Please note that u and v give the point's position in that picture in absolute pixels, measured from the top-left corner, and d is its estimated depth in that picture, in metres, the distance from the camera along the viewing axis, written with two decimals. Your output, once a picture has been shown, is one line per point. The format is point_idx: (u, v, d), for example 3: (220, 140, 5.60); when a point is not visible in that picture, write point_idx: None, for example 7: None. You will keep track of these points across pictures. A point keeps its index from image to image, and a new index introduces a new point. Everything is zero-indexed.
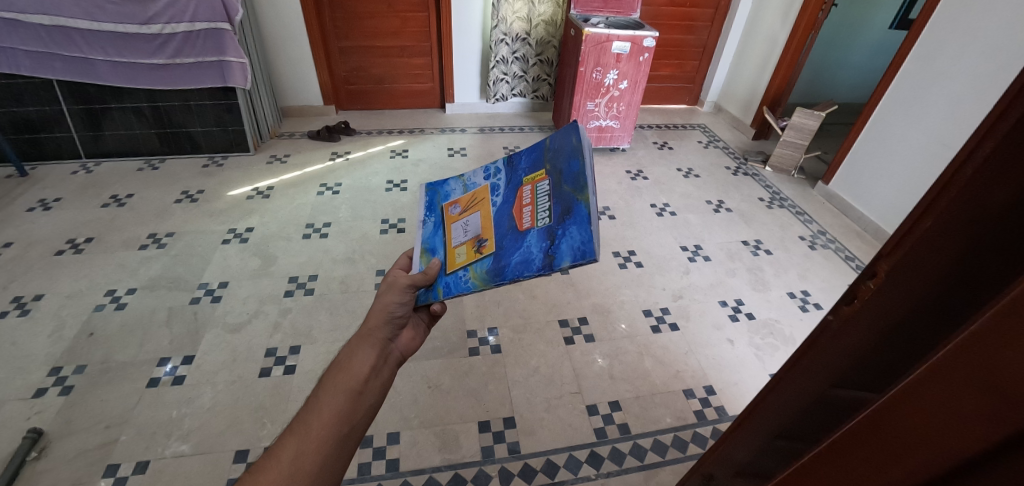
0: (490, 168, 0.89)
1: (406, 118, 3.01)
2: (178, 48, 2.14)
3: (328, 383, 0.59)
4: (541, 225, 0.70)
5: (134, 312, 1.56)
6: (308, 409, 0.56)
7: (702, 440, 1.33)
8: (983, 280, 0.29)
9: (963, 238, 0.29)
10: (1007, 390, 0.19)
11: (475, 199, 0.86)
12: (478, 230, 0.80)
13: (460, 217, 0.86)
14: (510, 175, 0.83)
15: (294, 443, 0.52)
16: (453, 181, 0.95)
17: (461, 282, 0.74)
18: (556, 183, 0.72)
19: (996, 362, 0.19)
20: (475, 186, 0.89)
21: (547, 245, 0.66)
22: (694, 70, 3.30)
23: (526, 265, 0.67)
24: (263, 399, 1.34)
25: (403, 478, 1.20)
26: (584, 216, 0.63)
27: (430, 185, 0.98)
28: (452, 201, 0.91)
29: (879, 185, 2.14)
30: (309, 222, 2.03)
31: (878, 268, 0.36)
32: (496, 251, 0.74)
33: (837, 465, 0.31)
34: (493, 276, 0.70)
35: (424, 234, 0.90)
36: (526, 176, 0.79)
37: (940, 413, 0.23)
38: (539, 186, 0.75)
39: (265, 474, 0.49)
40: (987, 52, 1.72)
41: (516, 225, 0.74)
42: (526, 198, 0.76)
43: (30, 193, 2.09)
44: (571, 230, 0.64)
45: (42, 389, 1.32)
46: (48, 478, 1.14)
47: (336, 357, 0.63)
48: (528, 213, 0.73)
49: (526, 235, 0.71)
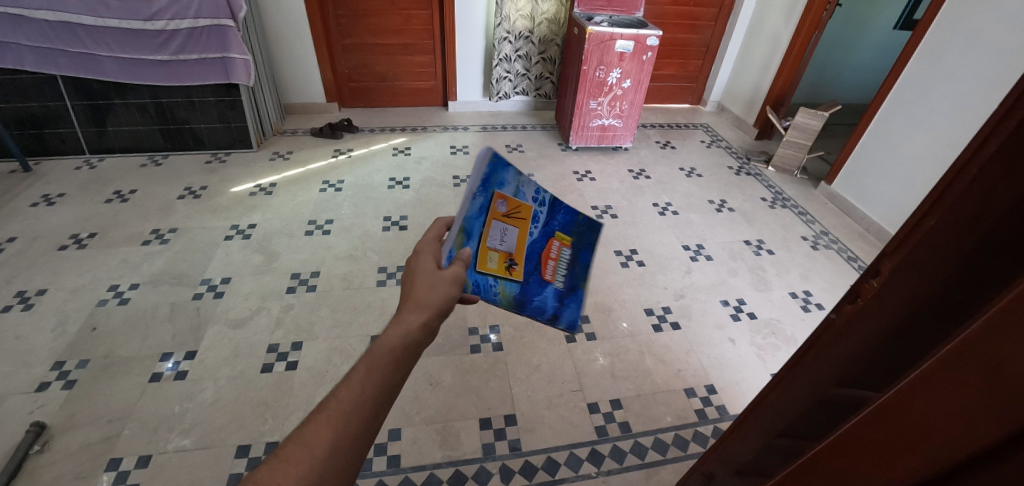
0: (539, 192, 0.91)
1: (408, 116, 3.01)
2: (182, 44, 2.14)
3: (373, 366, 0.50)
4: (557, 285, 0.97)
5: (136, 307, 1.57)
6: (347, 392, 0.47)
7: (702, 439, 1.34)
8: (984, 281, 0.30)
9: (969, 236, 0.30)
10: (1008, 384, 0.19)
11: (520, 211, 0.86)
12: (512, 248, 0.86)
13: (502, 218, 0.83)
14: (549, 215, 0.92)
15: (328, 432, 0.44)
16: (510, 170, 0.84)
17: (489, 291, 0.81)
18: (574, 257, 0.99)
19: (997, 358, 0.20)
20: (524, 198, 0.87)
21: (555, 305, 0.97)
22: (697, 70, 3.29)
23: (540, 310, 0.93)
24: (265, 394, 1.35)
25: (404, 474, 1.20)
26: (580, 299, 1.04)
27: (494, 153, 0.79)
28: (503, 193, 0.82)
29: (882, 185, 2.13)
30: (311, 219, 2.04)
31: (881, 268, 0.37)
32: (524, 280, 0.88)
33: (840, 461, 0.32)
34: (516, 302, 0.87)
35: (468, 209, 0.74)
36: (561, 231, 0.96)
37: (941, 413, 0.24)
38: (563, 249, 0.96)
39: (294, 465, 0.41)
40: (992, 53, 1.71)
41: (541, 272, 0.93)
42: (553, 252, 0.94)
43: (33, 188, 2.10)
44: (571, 305, 1.01)
45: (46, 383, 1.33)
46: (51, 471, 1.15)
47: (385, 338, 0.54)
48: (551, 268, 0.95)
49: (547, 287, 0.94)
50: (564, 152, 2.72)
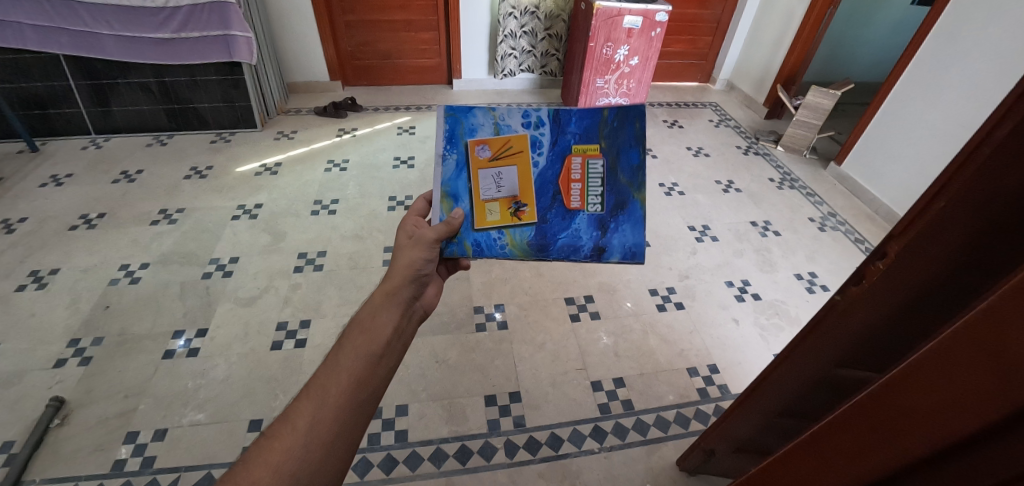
0: (531, 114, 0.83)
1: (412, 95, 2.97)
2: (183, 21, 2.11)
3: (346, 345, 0.57)
4: (592, 211, 0.87)
5: (147, 286, 1.61)
6: (325, 372, 0.54)
7: (704, 417, 1.36)
8: (992, 262, 0.42)
9: (979, 220, 0.43)
10: (1009, 368, 0.26)
11: (510, 147, 0.82)
12: (514, 191, 0.83)
13: (491, 165, 0.82)
14: (557, 134, 0.83)
15: (310, 407, 0.51)
16: (479, 111, 0.82)
17: (495, 245, 0.84)
18: (609, 167, 0.85)
19: (1000, 344, 0.26)
20: (509, 130, 0.82)
21: (598, 234, 0.87)
22: (707, 46, 3.20)
23: (574, 246, 0.87)
24: (276, 370, 1.39)
25: (411, 448, 1.24)
26: (636, 217, 0.86)
27: (450, 108, 0.82)
28: (479, 139, 0.82)
29: (893, 167, 2.09)
30: (317, 198, 2.05)
31: (889, 249, 0.51)
32: (539, 222, 0.85)
33: (844, 435, 0.39)
34: (535, 248, 0.85)
35: (445, 174, 0.82)
36: (577, 144, 0.84)
37: (938, 393, 0.31)
38: (591, 162, 0.84)
39: (281, 440, 0.49)
40: (1015, 28, 1.63)
41: (563, 201, 0.85)
42: (575, 172, 0.84)
43: (42, 169, 2.12)
44: (623, 228, 0.87)
45: (63, 359, 1.37)
46: (72, 444, 1.19)
47: (355, 317, 0.60)
48: (578, 192, 0.85)
49: (575, 217, 0.86)
50: None
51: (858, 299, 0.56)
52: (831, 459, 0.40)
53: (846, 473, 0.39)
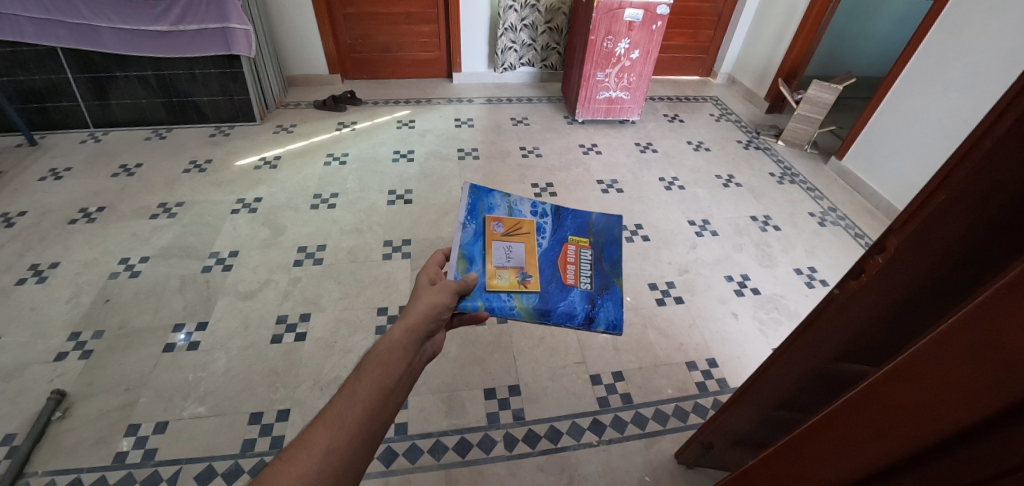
0: (538, 206, 0.99)
1: (411, 88, 2.96)
2: (181, 14, 2.09)
3: (362, 375, 0.55)
4: (584, 287, 0.91)
5: (147, 279, 1.61)
6: (341, 399, 0.52)
7: (702, 410, 1.37)
8: (990, 254, 0.42)
9: (979, 214, 0.43)
10: (1007, 362, 0.26)
11: (519, 228, 0.93)
12: (522, 262, 0.89)
13: (503, 239, 0.90)
14: (557, 226, 0.98)
15: (324, 435, 0.49)
16: (496, 195, 0.97)
17: (505, 305, 0.81)
18: (596, 257, 0.96)
19: (999, 336, 0.26)
20: (520, 214, 0.96)
21: (588, 307, 0.88)
22: (708, 40, 3.18)
23: (569, 315, 0.85)
24: (277, 363, 1.39)
25: (411, 441, 1.25)
26: (617, 298, 0.91)
27: (473, 188, 0.96)
28: (495, 217, 0.93)
29: (894, 162, 2.08)
30: (317, 193, 2.04)
31: (888, 242, 0.51)
32: (542, 291, 0.87)
33: (840, 428, 0.39)
34: (539, 313, 0.83)
35: (462, 238, 0.87)
36: (573, 236, 0.97)
37: (939, 386, 0.31)
38: (582, 251, 0.96)
39: (295, 464, 0.46)
40: (1017, 22, 1.62)
41: (560, 277, 0.90)
42: (570, 256, 0.94)
43: (40, 162, 2.11)
44: (607, 304, 0.89)
45: (64, 353, 1.38)
46: (73, 436, 1.20)
47: (372, 349, 0.58)
48: (573, 271, 0.92)
49: (571, 291, 0.89)
50: (571, 125, 2.67)
51: (858, 293, 0.56)
52: (829, 451, 0.41)
53: (844, 466, 0.39)
